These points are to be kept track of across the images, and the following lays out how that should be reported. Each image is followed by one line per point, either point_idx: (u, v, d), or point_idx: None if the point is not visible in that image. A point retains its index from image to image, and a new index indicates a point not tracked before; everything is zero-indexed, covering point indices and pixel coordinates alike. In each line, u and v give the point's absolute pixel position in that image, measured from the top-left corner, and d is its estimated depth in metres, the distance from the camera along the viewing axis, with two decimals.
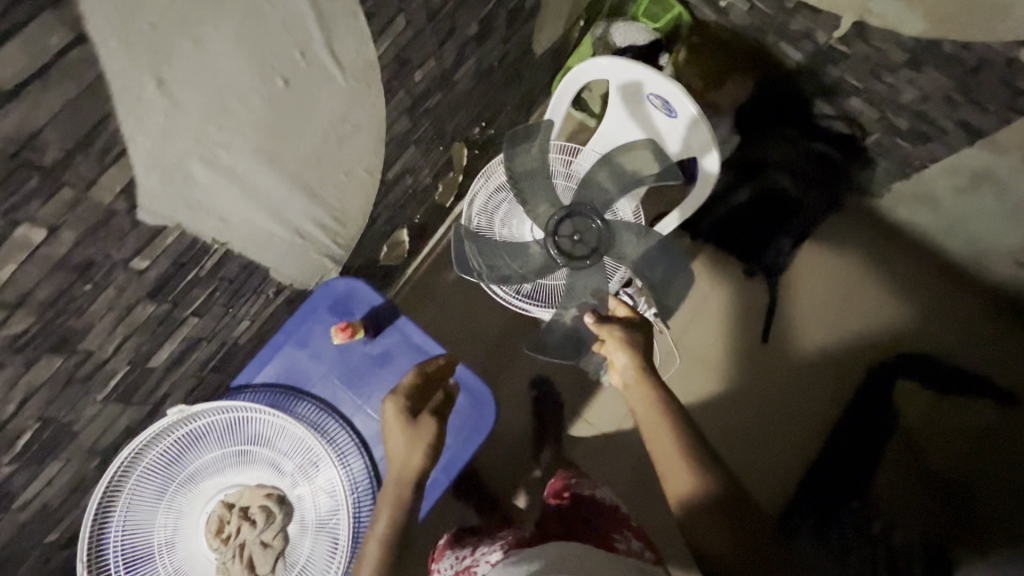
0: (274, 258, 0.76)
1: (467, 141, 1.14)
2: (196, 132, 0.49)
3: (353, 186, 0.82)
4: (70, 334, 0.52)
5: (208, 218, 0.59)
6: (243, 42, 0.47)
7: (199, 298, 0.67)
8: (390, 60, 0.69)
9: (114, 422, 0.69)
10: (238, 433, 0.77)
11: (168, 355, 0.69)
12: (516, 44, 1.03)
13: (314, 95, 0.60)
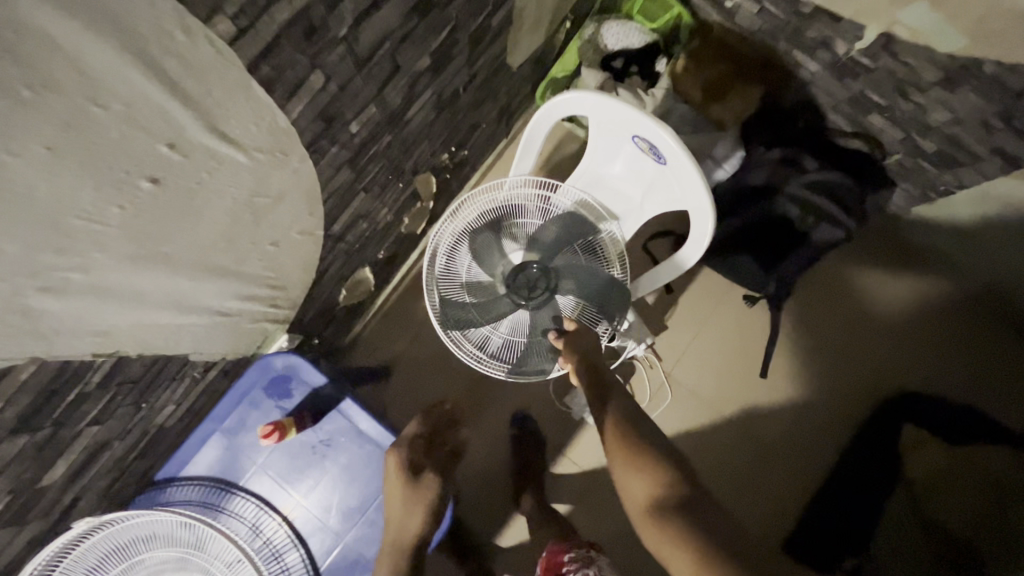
0: (193, 344, 0.66)
1: (434, 168, 1.01)
2: (26, 266, 0.39)
3: (288, 253, 0.71)
4: None
5: (79, 338, 0.49)
6: (64, 156, 0.36)
7: (95, 407, 0.58)
8: (312, 121, 0.57)
9: (13, 538, 0.61)
10: (163, 538, 0.69)
11: (67, 466, 0.60)
12: (486, 62, 0.89)
13: (204, 186, 0.49)
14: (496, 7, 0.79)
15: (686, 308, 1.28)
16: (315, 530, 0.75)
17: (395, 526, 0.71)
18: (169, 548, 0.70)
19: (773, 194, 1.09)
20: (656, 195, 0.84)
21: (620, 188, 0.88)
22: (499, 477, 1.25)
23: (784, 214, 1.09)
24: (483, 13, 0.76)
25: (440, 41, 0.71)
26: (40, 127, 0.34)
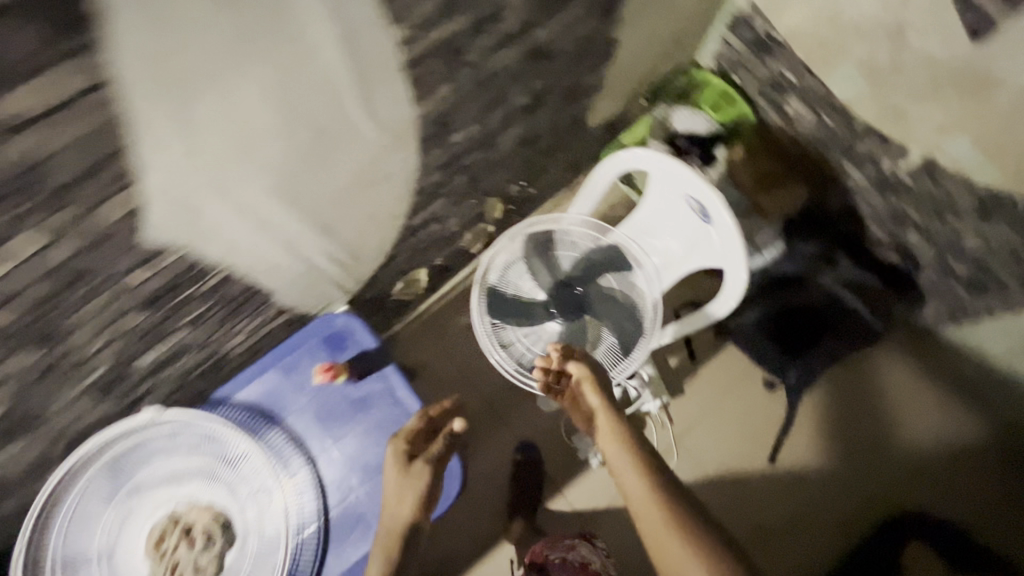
0: (280, 284, 0.77)
1: (502, 197, 1.14)
2: (214, 169, 0.51)
3: (372, 228, 0.83)
4: (57, 329, 0.54)
5: (215, 244, 0.60)
6: (272, 94, 0.49)
7: (197, 310, 0.69)
8: (430, 121, 0.70)
9: (90, 409, 0.70)
10: (204, 451, 0.78)
11: (155, 356, 0.71)
12: (570, 116, 1.04)
13: (343, 145, 0.61)
14: (589, 72, 0.94)
15: (705, 374, 1.32)
16: (333, 477, 0.82)
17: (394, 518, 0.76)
18: (204, 461, 0.78)
19: (804, 282, 1.19)
20: (697, 251, 0.92)
21: (666, 241, 0.98)
22: (493, 502, 1.27)
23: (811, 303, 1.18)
24: (578, 73, 0.91)
25: (539, 87, 0.85)
26: (269, 68, 0.46)
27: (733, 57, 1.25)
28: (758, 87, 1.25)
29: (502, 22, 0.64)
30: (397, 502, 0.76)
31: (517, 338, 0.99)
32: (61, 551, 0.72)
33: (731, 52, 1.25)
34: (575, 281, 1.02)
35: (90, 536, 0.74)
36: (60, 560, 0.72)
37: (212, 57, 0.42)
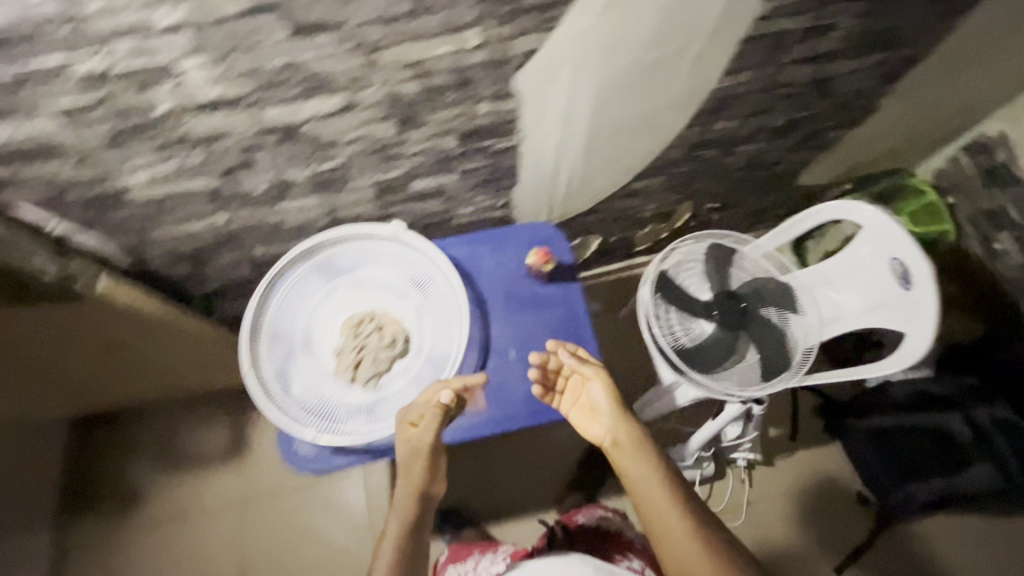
0: (526, 175, 0.90)
1: (694, 208, 1.23)
2: (591, 45, 0.64)
3: (611, 167, 0.95)
4: (412, 119, 0.70)
5: (534, 112, 0.75)
6: (667, 8, 0.62)
7: (473, 163, 0.83)
8: (717, 96, 0.82)
9: (359, 202, 0.86)
10: (407, 272, 0.91)
11: (421, 185, 0.85)
12: (793, 161, 1.12)
13: (660, 80, 0.74)
14: (838, 125, 1.02)
15: (799, 460, 1.36)
16: (490, 346, 0.89)
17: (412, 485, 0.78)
18: (403, 280, 0.90)
19: (952, 409, 1.18)
20: (877, 313, 0.97)
21: (845, 297, 1.03)
22: (556, 472, 1.32)
23: (951, 432, 1.17)
24: (832, 121, 0.99)
25: (797, 116, 0.94)
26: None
27: (956, 177, 1.25)
28: (971, 214, 1.26)
29: (823, 38, 0.75)
30: (410, 467, 0.78)
31: (675, 324, 1.06)
32: (281, 301, 0.87)
33: (956, 171, 1.25)
34: (744, 297, 1.07)
35: (307, 297, 0.88)
36: (277, 306, 0.87)
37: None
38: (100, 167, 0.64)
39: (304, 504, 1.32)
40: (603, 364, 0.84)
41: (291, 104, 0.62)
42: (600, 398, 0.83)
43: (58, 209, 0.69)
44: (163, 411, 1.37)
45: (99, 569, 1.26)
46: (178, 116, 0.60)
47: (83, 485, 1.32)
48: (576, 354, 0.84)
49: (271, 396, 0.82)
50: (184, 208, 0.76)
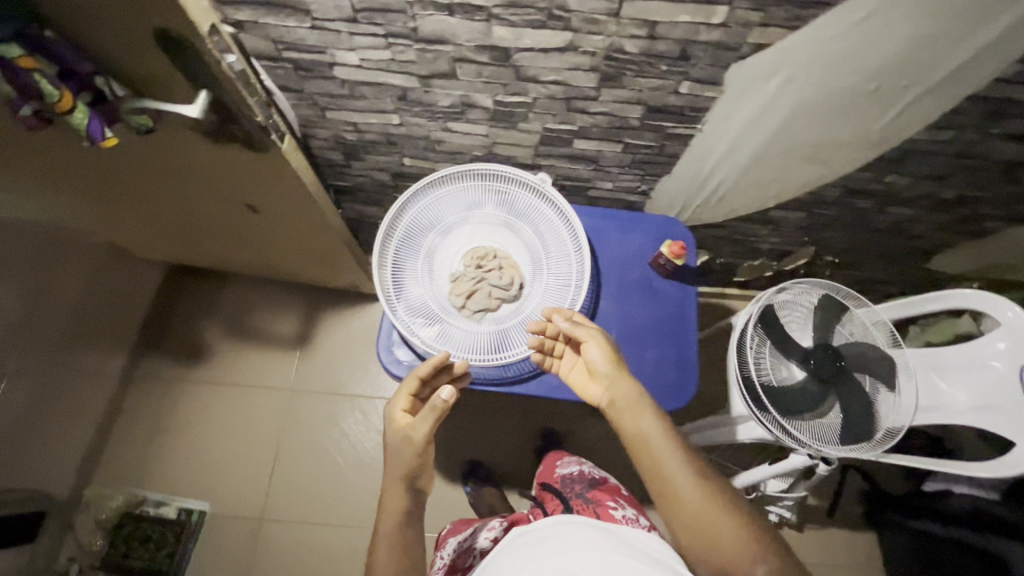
0: (679, 168, 0.90)
1: (811, 256, 1.20)
2: (823, 57, 0.64)
3: (762, 188, 0.94)
4: (615, 79, 0.71)
5: (727, 109, 0.74)
6: (913, 42, 0.62)
7: (641, 140, 0.84)
8: (906, 147, 0.79)
9: (518, 145, 0.88)
10: (536, 223, 0.91)
11: (581, 146, 0.87)
12: (936, 240, 1.08)
13: (862, 114, 0.73)
14: (1003, 217, 0.98)
15: (830, 537, 1.33)
16: (594, 320, 0.90)
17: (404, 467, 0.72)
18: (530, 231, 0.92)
19: (1013, 536, 1.02)
20: (986, 415, 0.94)
21: (952, 390, 0.99)
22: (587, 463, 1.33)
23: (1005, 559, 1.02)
24: (1000, 211, 0.95)
25: (969, 194, 0.91)
26: (941, 24, 0.59)
27: None
28: None
29: None
30: (403, 453, 0.72)
31: (765, 362, 1.06)
32: (416, 214, 0.89)
33: None
34: (842, 357, 1.03)
35: (441, 218, 0.91)
36: (410, 217, 0.89)
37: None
38: (327, 36, 0.68)
39: (347, 411, 1.37)
40: (601, 327, 0.78)
41: (521, 29, 0.64)
42: (598, 361, 0.75)
43: (269, 65, 0.74)
44: (246, 286, 1.45)
45: (152, 406, 1.35)
46: (420, 9, 0.62)
47: (161, 328, 1.41)
48: (573, 319, 0.78)
49: (387, 298, 0.86)
50: (370, 99, 0.79)
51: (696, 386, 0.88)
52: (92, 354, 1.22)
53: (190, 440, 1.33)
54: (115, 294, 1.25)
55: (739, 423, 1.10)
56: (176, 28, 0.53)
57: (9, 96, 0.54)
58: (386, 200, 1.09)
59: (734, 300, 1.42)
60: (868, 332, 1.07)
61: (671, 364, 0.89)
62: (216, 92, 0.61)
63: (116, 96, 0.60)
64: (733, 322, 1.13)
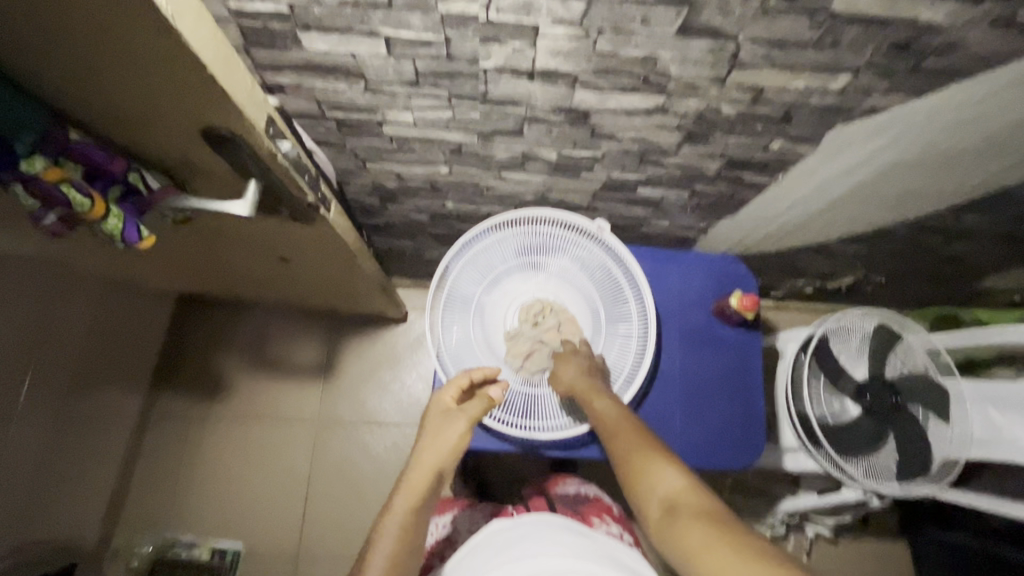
0: (746, 210, 0.84)
1: (860, 278, 1.16)
2: (943, 120, 0.57)
3: (831, 227, 0.88)
4: (702, 136, 0.64)
5: (815, 163, 0.68)
6: None
7: (713, 187, 0.77)
8: (1000, 195, 0.74)
9: (575, 191, 0.81)
10: (593, 272, 0.85)
11: (645, 192, 0.80)
12: (994, 265, 1.04)
13: (963, 168, 0.67)
14: None
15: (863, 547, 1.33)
16: (655, 374, 0.86)
17: (437, 449, 0.70)
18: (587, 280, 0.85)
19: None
20: None
21: (1011, 426, 0.96)
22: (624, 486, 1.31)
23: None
24: None
25: None
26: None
27: None
28: None
29: None
30: (438, 437, 0.71)
31: (819, 396, 1.03)
32: (462, 269, 0.84)
33: None
34: (898, 391, 1.01)
35: (491, 269, 0.85)
36: (457, 273, 0.83)
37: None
38: (379, 98, 0.59)
39: (377, 440, 1.33)
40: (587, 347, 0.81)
41: (608, 92, 0.56)
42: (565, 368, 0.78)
43: (308, 124, 0.65)
44: (263, 312, 1.38)
45: (174, 442, 1.30)
46: (495, 74, 0.54)
47: (176, 359, 1.34)
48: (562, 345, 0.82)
49: (440, 363, 0.82)
50: (420, 152, 0.71)
51: (764, 442, 0.84)
52: (108, 397, 1.16)
53: (216, 476, 1.29)
54: (127, 332, 1.18)
55: (788, 455, 1.08)
56: (226, 125, 0.44)
57: (34, 209, 0.46)
58: (421, 235, 1.02)
59: (770, 315, 1.38)
60: (918, 360, 1.01)
61: (738, 419, 0.85)
62: (265, 180, 0.53)
63: (151, 191, 0.52)
64: (783, 350, 1.10)
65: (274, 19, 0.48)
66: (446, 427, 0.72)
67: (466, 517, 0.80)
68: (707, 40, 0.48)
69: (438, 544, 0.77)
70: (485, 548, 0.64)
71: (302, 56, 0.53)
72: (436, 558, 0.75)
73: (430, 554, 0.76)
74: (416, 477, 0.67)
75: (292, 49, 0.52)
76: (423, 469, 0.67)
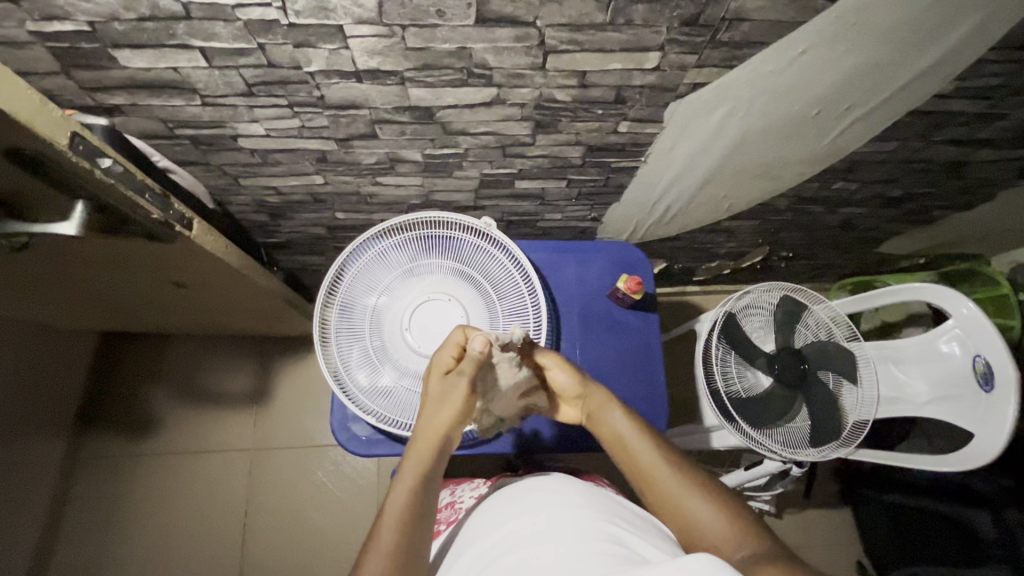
0: (629, 195, 0.87)
1: (767, 254, 1.20)
2: (765, 90, 0.61)
3: (714, 207, 0.91)
4: (550, 125, 0.66)
5: (667, 142, 0.71)
6: (854, 73, 0.59)
7: (585, 175, 0.79)
8: (854, 159, 0.78)
9: (457, 190, 0.82)
10: (486, 268, 0.85)
11: (524, 185, 0.82)
12: (884, 229, 1.09)
13: (806, 136, 0.71)
14: (944, 206, 0.99)
15: (811, 519, 1.33)
16: None
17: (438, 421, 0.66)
18: (481, 277, 0.85)
19: (981, 504, 1.06)
20: (942, 407, 0.95)
21: (910, 380, 1.01)
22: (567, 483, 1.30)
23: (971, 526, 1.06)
24: (942, 200, 0.96)
25: (912, 189, 0.91)
26: (886, 51, 0.57)
27: None
28: None
29: (986, 124, 0.72)
30: (437, 405, 0.67)
31: (732, 371, 1.04)
32: (354, 276, 0.84)
33: None
34: (807, 358, 1.02)
35: (383, 275, 0.85)
36: (350, 280, 0.84)
37: (887, 19, 0.53)
38: (223, 112, 0.60)
39: (314, 462, 1.31)
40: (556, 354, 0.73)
41: (441, 88, 0.58)
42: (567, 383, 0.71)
43: (164, 143, 0.65)
44: (191, 344, 1.36)
45: (102, 487, 1.25)
46: (325, 78, 0.56)
47: (100, 402, 1.30)
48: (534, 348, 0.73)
49: (336, 373, 0.82)
50: (288, 164, 0.72)
51: (669, 421, 0.86)
52: (25, 446, 1.12)
53: (150, 517, 1.25)
54: (43, 377, 1.14)
55: (713, 433, 1.08)
56: (29, 148, 0.44)
57: None
58: (326, 249, 1.02)
59: (696, 299, 1.41)
60: (828, 328, 1.06)
61: (641, 400, 0.86)
62: (95, 199, 0.53)
63: None
64: (697, 329, 1.12)
65: (81, 39, 0.49)
66: (446, 393, 0.67)
67: (467, 487, 0.81)
68: (509, 28, 0.50)
69: (442, 513, 0.78)
70: (497, 505, 0.67)
71: (125, 74, 0.53)
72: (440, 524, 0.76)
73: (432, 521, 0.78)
74: (419, 450, 0.65)
75: (113, 68, 0.52)
76: (427, 441, 0.65)
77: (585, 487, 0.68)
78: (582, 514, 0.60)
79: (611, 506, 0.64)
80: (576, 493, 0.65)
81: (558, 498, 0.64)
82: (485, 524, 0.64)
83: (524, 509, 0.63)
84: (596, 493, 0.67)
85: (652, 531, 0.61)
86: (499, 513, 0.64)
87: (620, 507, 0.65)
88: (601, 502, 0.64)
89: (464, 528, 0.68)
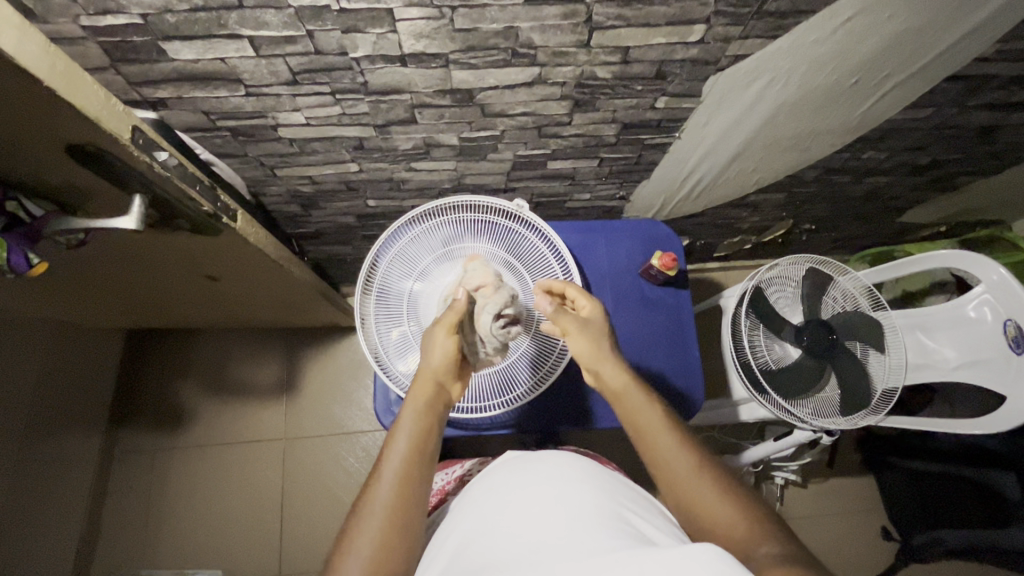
0: (660, 171, 0.87)
1: (789, 227, 1.20)
2: (807, 58, 0.60)
3: (744, 182, 0.91)
4: (588, 103, 0.66)
5: (702, 117, 0.71)
6: (895, 37, 0.59)
7: (618, 152, 0.79)
8: (889, 126, 0.78)
9: (488, 172, 0.82)
10: (520, 249, 0.85)
11: (555, 166, 0.82)
12: (909, 198, 1.08)
13: (841, 106, 0.71)
14: (972, 172, 0.99)
15: (835, 488, 1.34)
16: None
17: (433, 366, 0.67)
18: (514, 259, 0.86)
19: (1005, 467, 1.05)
20: (973, 371, 0.96)
21: (939, 346, 1.01)
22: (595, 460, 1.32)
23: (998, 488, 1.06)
24: (970, 166, 0.96)
25: (942, 157, 0.91)
26: (933, 15, 0.56)
27: None
28: None
29: (1022, 87, 0.72)
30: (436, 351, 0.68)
31: (759, 343, 1.05)
32: (390, 262, 0.85)
33: None
34: (835, 329, 1.02)
35: (417, 260, 0.85)
36: (385, 266, 0.84)
37: None
38: (264, 102, 0.60)
39: (344, 448, 1.33)
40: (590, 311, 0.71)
41: (483, 69, 0.58)
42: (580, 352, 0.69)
43: (204, 135, 0.66)
44: (219, 337, 1.38)
45: (141, 479, 1.28)
46: (370, 63, 0.55)
47: (134, 397, 1.32)
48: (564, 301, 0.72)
49: (376, 356, 0.83)
50: (323, 152, 0.72)
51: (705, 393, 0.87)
52: (66, 445, 1.14)
53: (188, 507, 1.27)
54: (78, 376, 1.16)
55: (742, 407, 1.10)
56: (92, 141, 0.45)
57: None
58: (354, 238, 1.03)
59: (717, 275, 1.41)
60: (854, 299, 1.06)
61: (678, 373, 0.88)
62: (150, 192, 0.53)
63: (35, 219, 0.51)
64: (725, 306, 1.13)
65: (132, 32, 0.49)
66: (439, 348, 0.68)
67: (476, 462, 0.82)
68: (557, 7, 0.50)
69: (450, 485, 0.79)
70: (487, 478, 0.64)
71: (172, 67, 0.54)
72: (448, 496, 0.76)
73: (442, 493, 0.78)
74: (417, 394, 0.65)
75: (160, 60, 0.53)
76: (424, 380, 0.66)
77: (584, 459, 0.64)
78: (583, 489, 0.57)
79: (611, 480, 0.61)
80: (574, 465, 0.61)
81: (559, 469, 0.60)
82: (476, 499, 0.61)
83: (516, 482, 0.59)
84: (593, 465, 0.63)
85: (652, 508, 0.59)
86: (489, 489, 0.61)
87: (620, 481, 0.62)
88: (603, 476, 0.61)
89: (453, 506, 0.66)
